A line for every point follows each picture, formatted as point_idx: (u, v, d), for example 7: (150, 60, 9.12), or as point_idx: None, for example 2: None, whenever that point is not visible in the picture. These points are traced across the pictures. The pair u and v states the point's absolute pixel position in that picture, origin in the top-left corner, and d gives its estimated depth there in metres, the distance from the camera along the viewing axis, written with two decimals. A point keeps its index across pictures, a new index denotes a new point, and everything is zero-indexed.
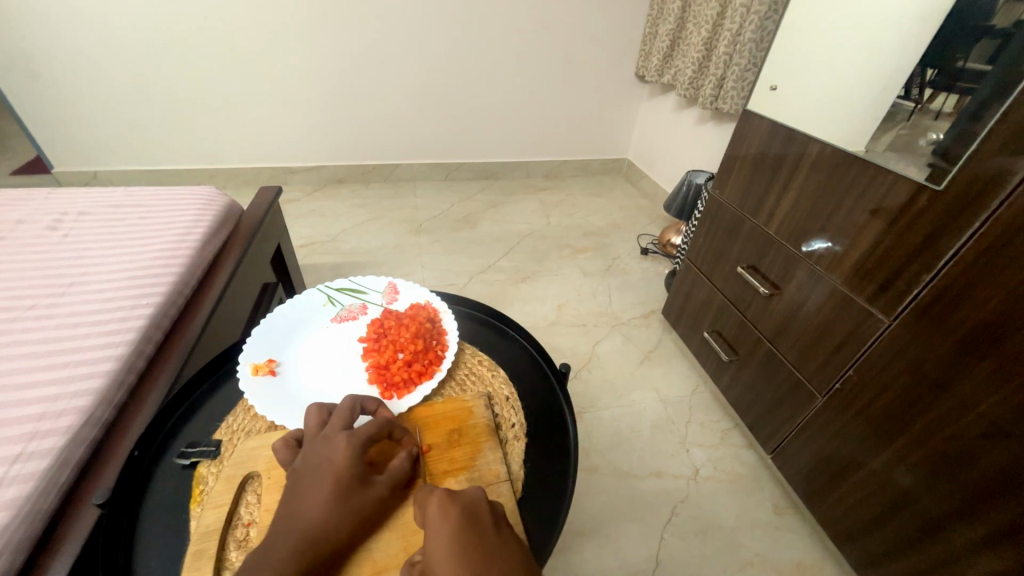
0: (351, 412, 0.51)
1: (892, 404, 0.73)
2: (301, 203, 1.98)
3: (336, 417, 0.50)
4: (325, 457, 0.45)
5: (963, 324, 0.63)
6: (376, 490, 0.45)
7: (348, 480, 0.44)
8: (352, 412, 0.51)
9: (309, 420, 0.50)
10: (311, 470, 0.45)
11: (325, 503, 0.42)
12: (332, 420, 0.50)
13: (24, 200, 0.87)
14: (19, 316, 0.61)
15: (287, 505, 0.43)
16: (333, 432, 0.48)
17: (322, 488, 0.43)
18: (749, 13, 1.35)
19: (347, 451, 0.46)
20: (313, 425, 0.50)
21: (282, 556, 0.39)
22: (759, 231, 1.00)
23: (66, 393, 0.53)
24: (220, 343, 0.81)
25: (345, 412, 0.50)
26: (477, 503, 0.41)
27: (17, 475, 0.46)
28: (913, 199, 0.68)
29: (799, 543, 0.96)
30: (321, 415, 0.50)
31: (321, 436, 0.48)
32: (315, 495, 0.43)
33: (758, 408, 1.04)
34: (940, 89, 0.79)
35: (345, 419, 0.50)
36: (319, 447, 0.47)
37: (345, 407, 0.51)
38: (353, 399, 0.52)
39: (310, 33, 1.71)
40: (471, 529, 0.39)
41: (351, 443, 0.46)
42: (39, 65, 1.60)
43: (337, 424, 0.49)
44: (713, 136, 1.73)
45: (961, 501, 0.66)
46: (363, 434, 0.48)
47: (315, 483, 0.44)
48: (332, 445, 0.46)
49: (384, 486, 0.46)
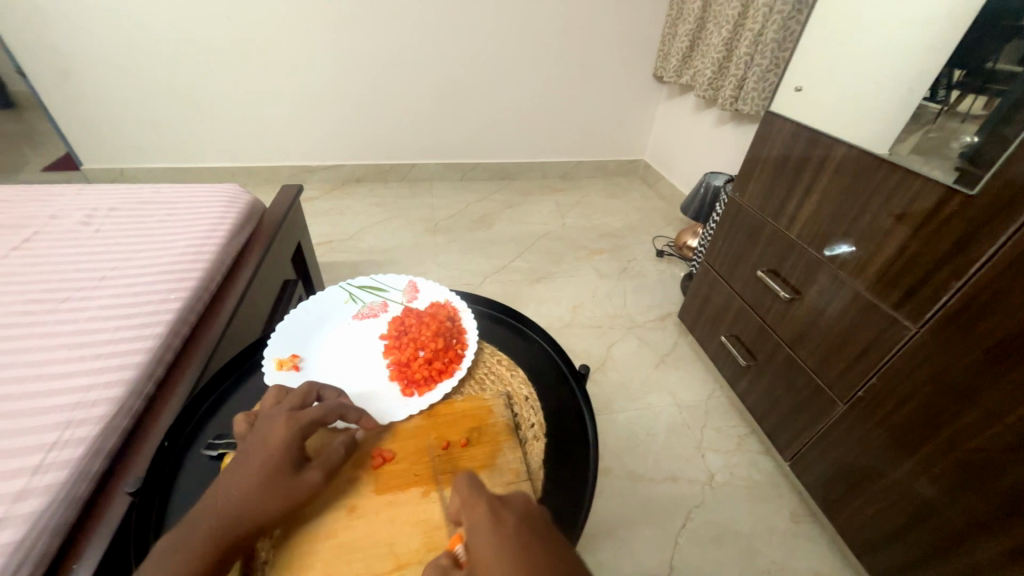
0: (305, 396, 0.52)
1: (915, 413, 0.72)
2: (320, 201, 2.01)
3: (291, 398, 0.52)
4: (263, 435, 0.47)
5: (991, 333, 0.61)
6: (308, 478, 0.46)
7: (279, 461, 0.45)
8: (307, 396, 0.52)
9: (267, 400, 0.52)
10: (249, 447, 0.47)
11: (252, 480, 0.44)
12: (287, 401, 0.51)
13: (58, 195, 0.89)
14: (53, 309, 0.63)
15: (219, 478, 0.45)
16: (279, 412, 0.50)
17: (253, 466, 0.45)
18: (772, 13, 1.33)
19: (284, 432, 0.47)
20: (270, 402, 0.52)
21: (201, 532, 0.40)
22: (780, 235, 0.98)
23: (98, 383, 0.55)
24: (243, 339, 0.82)
25: (298, 394, 0.52)
26: (527, 507, 0.41)
27: (53, 462, 0.47)
28: (941, 204, 0.67)
29: (816, 552, 0.94)
30: (280, 395, 0.53)
31: (270, 414, 0.50)
32: (244, 471, 0.44)
33: (776, 413, 1.02)
34: (969, 90, 0.73)
35: (297, 401, 0.51)
36: (264, 424, 0.49)
37: (302, 390, 0.52)
38: (313, 385, 0.54)
39: (331, 33, 1.73)
40: (529, 532, 0.38)
41: (290, 424, 0.48)
42: (70, 64, 1.65)
43: (287, 405, 0.51)
44: (733, 138, 1.71)
45: (986, 514, 0.64)
46: (303, 417, 0.49)
47: (248, 461, 0.45)
48: (273, 423, 0.48)
49: (317, 474, 0.47)
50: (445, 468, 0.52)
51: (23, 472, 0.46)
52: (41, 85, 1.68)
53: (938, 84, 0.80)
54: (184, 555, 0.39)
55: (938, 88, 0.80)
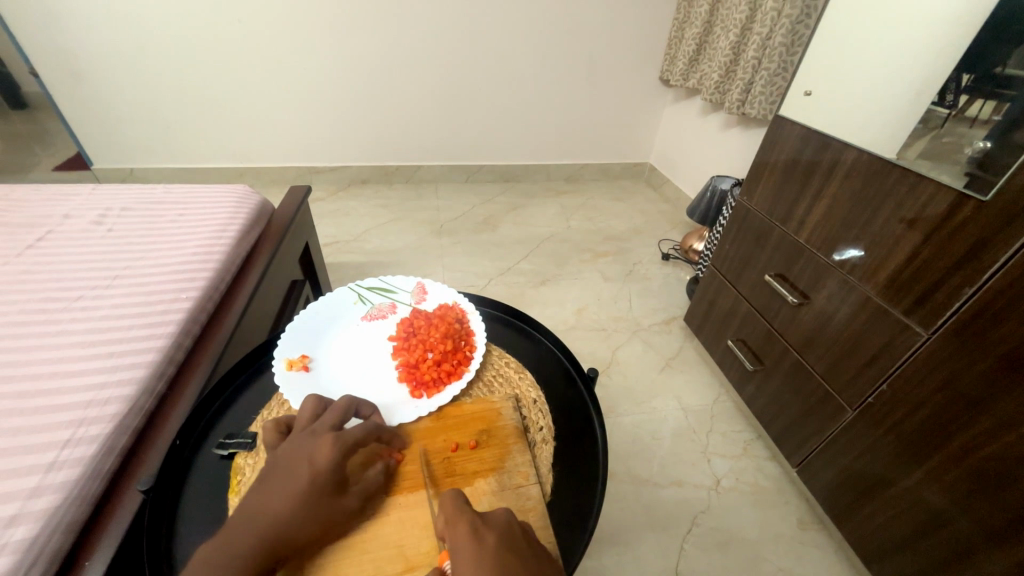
0: (344, 414, 0.51)
1: (927, 421, 0.71)
2: (326, 202, 2.02)
3: (330, 413, 0.50)
4: (307, 453, 0.45)
5: (1005, 341, 0.61)
6: (347, 503, 0.46)
7: (323, 485, 0.44)
8: (345, 413, 0.51)
9: (304, 410, 0.51)
10: (290, 464, 0.45)
11: (295, 502, 0.42)
12: (326, 416, 0.50)
13: (70, 195, 0.90)
14: (67, 307, 0.63)
15: (255, 493, 0.43)
16: (321, 429, 0.48)
17: (294, 486, 0.43)
18: (780, 17, 1.33)
19: (330, 453, 0.45)
20: (307, 415, 0.50)
21: (244, 551, 0.39)
22: (788, 240, 0.98)
23: (111, 382, 0.55)
24: (253, 339, 0.83)
25: (338, 411, 0.50)
26: (507, 524, 0.43)
27: (67, 460, 0.47)
28: (955, 208, 0.66)
29: (824, 559, 0.93)
30: (316, 407, 0.51)
31: (310, 430, 0.48)
32: (287, 491, 0.43)
33: (784, 419, 1.02)
34: (978, 94, 0.73)
35: (337, 418, 0.50)
36: (305, 441, 0.47)
37: (341, 407, 0.51)
38: (351, 401, 0.53)
39: (338, 35, 1.74)
40: (509, 553, 0.40)
41: (336, 445, 0.46)
42: (82, 65, 1.67)
43: (328, 422, 0.49)
44: (739, 141, 1.71)
45: (998, 525, 0.63)
46: (348, 439, 0.48)
47: (291, 480, 0.44)
48: (317, 442, 0.46)
49: (355, 499, 0.46)
50: (454, 471, 0.52)
51: (36, 470, 0.46)
52: (53, 85, 1.70)
53: (947, 88, 0.80)
54: (229, 574, 0.38)
55: (946, 92, 0.79)
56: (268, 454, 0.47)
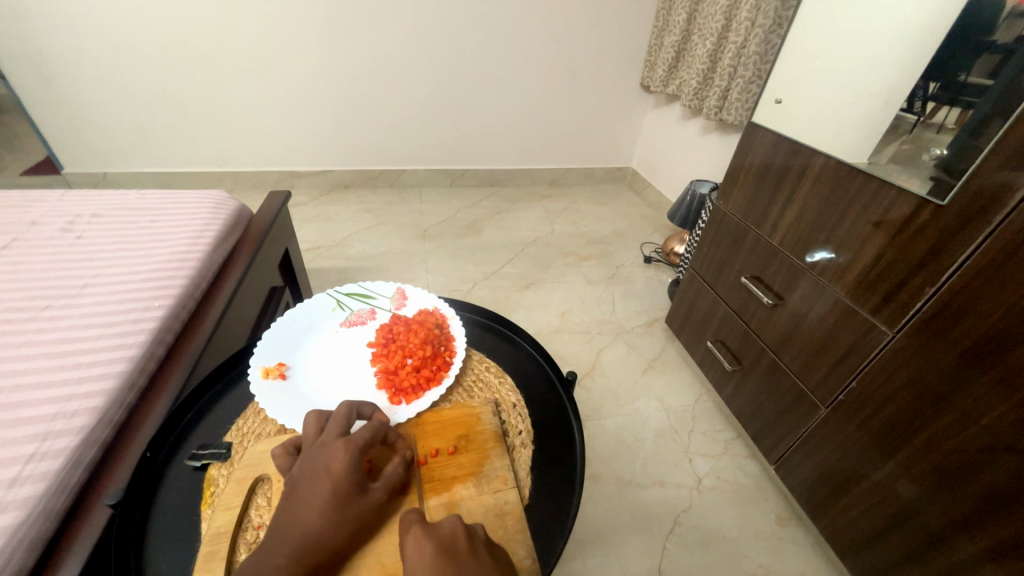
0: (347, 418, 0.51)
1: (895, 416, 0.73)
2: (308, 207, 2.00)
3: (334, 422, 0.50)
4: (322, 463, 0.45)
5: (964, 337, 0.63)
6: (374, 497, 0.46)
7: (346, 488, 0.44)
8: (348, 418, 0.51)
9: (308, 427, 0.50)
10: (309, 477, 0.45)
11: (321, 509, 0.42)
12: (330, 426, 0.50)
13: (39, 201, 0.88)
14: (34, 316, 0.62)
15: (283, 512, 0.43)
16: (330, 438, 0.48)
17: (319, 494, 0.43)
18: (754, 26, 1.37)
19: (345, 457, 0.45)
20: (312, 431, 0.50)
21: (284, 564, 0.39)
22: (763, 242, 1.01)
23: (79, 393, 0.54)
24: (229, 347, 0.81)
25: (341, 418, 0.50)
26: (451, 535, 0.42)
27: (30, 474, 0.46)
28: (915, 212, 0.69)
29: (802, 554, 0.95)
30: (319, 419, 0.51)
31: (319, 442, 0.48)
32: (312, 502, 0.43)
33: (762, 417, 1.04)
34: (943, 102, 0.77)
35: (342, 426, 0.50)
36: (316, 452, 0.47)
37: (342, 413, 0.51)
38: (350, 406, 0.52)
39: (318, 39, 1.73)
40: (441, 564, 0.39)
41: (349, 448, 0.46)
42: (50, 65, 1.62)
43: (334, 431, 0.49)
44: (717, 147, 1.74)
45: (963, 515, 0.66)
46: (359, 442, 0.47)
47: (314, 490, 0.43)
48: (329, 450, 0.47)
49: (381, 493, 0.46)
50: (436, 476, 0.52)
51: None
52: (22, 88, 1.65)
53: (914, 96, 0.84)
54: None
55: (914, 100, 0.84)
56: (286, 477, 0.47)
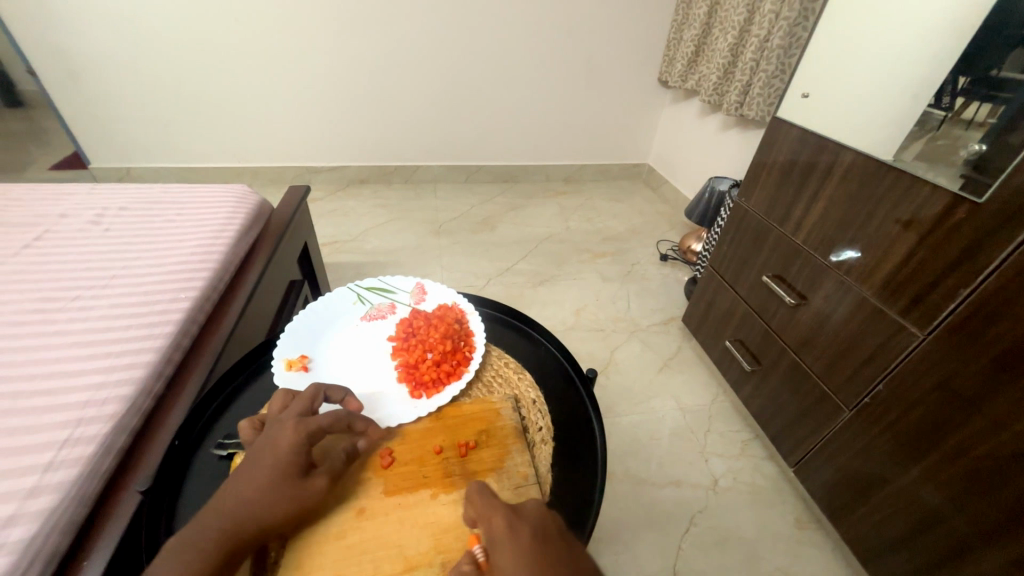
0: (311, 400, 0.52)
1: (922, 420, 0.71)
2: (325, 202, 2.02)
3: (298, 402, 0.51)
4: (271, 440, 0.46)
5: (1000, 340, 0.61)
6: (314, 484, 0.46)
7: (288, 469, 0.45)
8: (314, 399, 0.52)
9: (274, 403, 0.52)
10: (257, 453, 0.46)
11: (258, 486, 0.43)
12: (294, 404, 0.51)
13: (69, 194, 0.90)
14: (66, 306, 0.63)
15: (229, 483, 0.44)
16: (288, 416, 0.49)
17: (260, 471, 0.44)
18: (778, 19, 1.34)
19: (293, 438, 0.46)
20: (277, 406, 0.52)
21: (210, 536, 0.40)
22: (786, 240, 0.99)
23: (109, 381, 0.55)
24: (251, 339, 0.82)
25: (307, 397, 0.51)
26: (540, 518, 0.41)
27: (64, 459, 0.47)
28: (950, 210, 0.67)
29: (821, 559, 0.94)
30: (287, 397, 0.53)
31: (278, 419, 0.49)
32: (253, 477, 0.44)
33: (781, 419, 1.02)
34: (976, 97, 0.73)
35: (305, 406, 0.51)
36: (272, 429, 0.48)
37: (309, 394, 0.52)
38: (319, 388, 0.53)
39: (337, 35, 1.74)
40: (540, 543, 0.39)
41: (298, 429, 0.47)
42: (77, 61, 1.66)
43: (296, 409, 0.50)
44: (738, 143, 1.71)
45: (993, 523, 0.64)
46: (312, 425, 0.48)
47: (257, 466, 0.44)
48: (283, 427, 0.48)
49: (322, 481, 0.46)
50: (451, 471, 0.52)
51: (33, 471, 0.46)
52: (51, 84, 1.69)
53: (942, 91, 0.80)
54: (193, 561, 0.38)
55: (942, 94, 0.80)
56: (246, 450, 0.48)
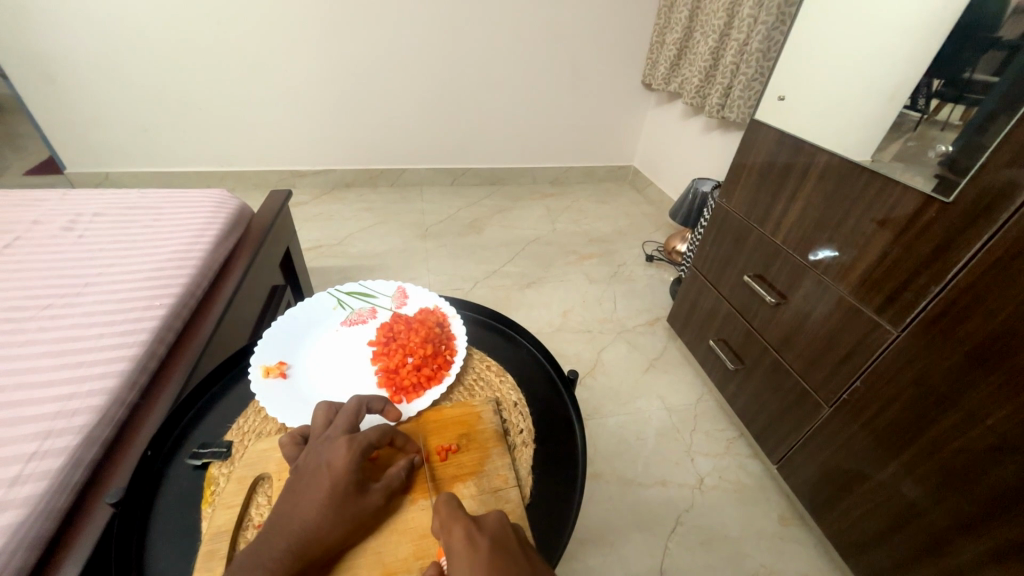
0: (354, 415, 0.51)
1: (900, 415, 0.73)
2: (309, 206, 2.00)
3: (342, 417, 0.50)
4: (324, 458, 0.46)
5: (970, 336, 0.63)
6: (371, 500, 0.45)
7: (345, 486, 0.44)
8: (356, 414, 0.51)
9: (316, 419, 0.51)
10: (311, 471, 0.45)
11: (320, 506, 0.42)
12: (338, 420, 0.50)
13: (40, 201, 0.88)
14: (35, 315, 0.62)
15: (282, 502, 0.43)
16: (336, 434, 0.48)
17: (318, 490, 0.43)
18: (757, 23, 1.36)
19: (347, 456, 0.45)
20: (320, 423, 0.51)
21: (278, 557, 0.39)
22: (766, 240, 1.00)
23: (79, 392, 0.54)
24: (230, 346, 0.81)
25: (350, 414, 0.51)
26: (500, 528, 0.42)
27: (32, 473, 0.46)
28: (921, 209, 0.68)
29: (804, 555, 0.95)
30: (328, 413, 0.51)
31: (323, 437, 0.49)
32: (312, 496, 0.43)
33: (764, 417, 1.03)
34: (948, 99, 0.75)
35: (350, 421, 0.50)
36: (321, 447, 0.47)
37: (351, 409, 0.51)
38: (360, 400, 0.53)
39: (320, 39, 1.73)
40: (498, 559, 0.38)
41: (352, 447, 0.46)
42: (50, 63, 1.62)
43: (341, 426, 0.49)
44: (720, 144, 1.73)
45: (970, 515, 0.65)
46: (363, 442, 0.47)
47: (314, 484, 0.44)
48: (335, 444, 0.47)
49: (379, 496, 0.46)
50: (433, 477, 0.51)
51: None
52: (24, 87, 1.65)
53: (919, 92, 0.82)
54: None
55: (918, 96, 0.82)
56: (291, 466, 0.47)
